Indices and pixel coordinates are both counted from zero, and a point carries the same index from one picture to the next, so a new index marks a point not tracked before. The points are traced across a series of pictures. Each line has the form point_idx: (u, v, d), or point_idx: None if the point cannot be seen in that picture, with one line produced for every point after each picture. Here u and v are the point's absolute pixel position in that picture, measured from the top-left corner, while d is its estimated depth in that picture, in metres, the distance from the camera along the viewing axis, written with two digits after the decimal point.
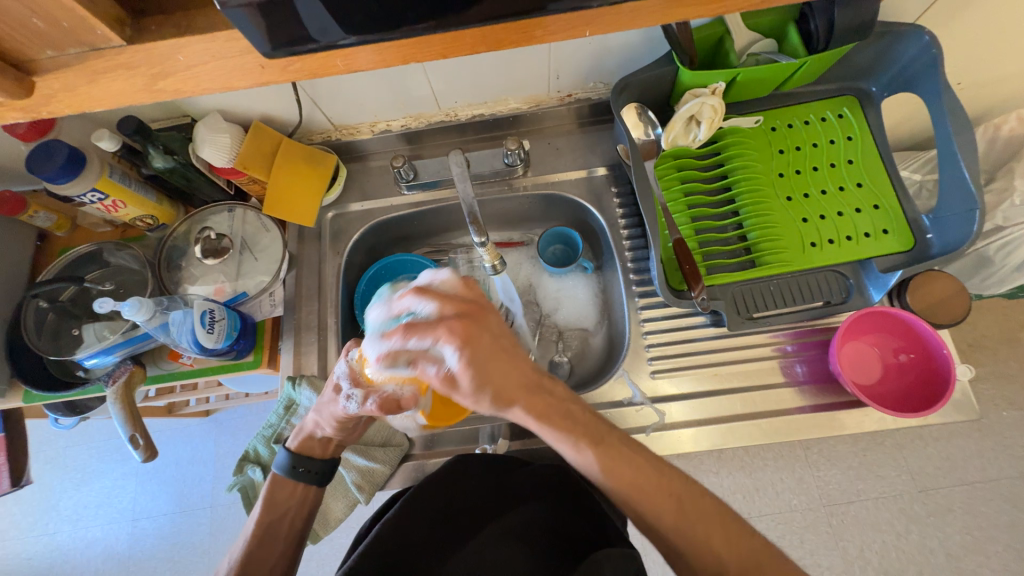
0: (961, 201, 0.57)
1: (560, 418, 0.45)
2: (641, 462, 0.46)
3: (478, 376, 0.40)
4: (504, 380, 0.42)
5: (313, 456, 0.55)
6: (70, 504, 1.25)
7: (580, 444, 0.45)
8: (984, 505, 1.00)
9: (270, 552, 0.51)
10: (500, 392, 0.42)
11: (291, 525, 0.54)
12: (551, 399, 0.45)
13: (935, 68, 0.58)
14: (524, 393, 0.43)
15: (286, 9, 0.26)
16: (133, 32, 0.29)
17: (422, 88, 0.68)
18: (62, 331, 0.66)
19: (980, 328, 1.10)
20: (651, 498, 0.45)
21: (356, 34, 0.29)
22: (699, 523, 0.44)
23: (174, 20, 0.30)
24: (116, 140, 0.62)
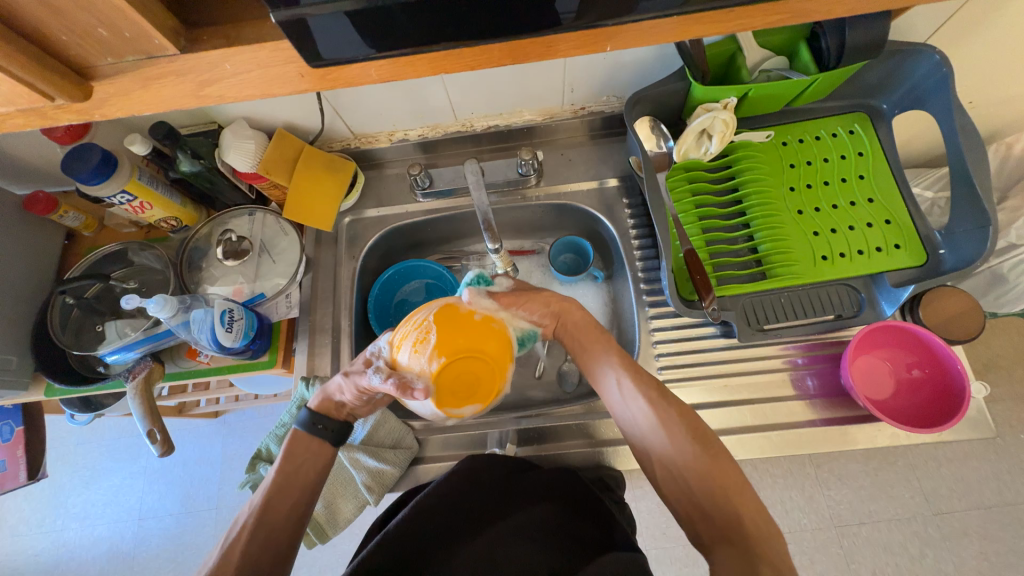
0: (974, 218, 0.58)
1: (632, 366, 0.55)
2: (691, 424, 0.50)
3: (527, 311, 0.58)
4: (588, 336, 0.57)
5: (331, 415, 0.57)
6: (78, 502, 1.27)
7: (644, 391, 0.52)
8: (1000, 529, 0.97)
9: (287, 498, 0.51)
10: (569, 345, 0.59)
11: (308, 473, 0.54)
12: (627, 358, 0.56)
13: (946, 86, 0.58)
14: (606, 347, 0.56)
15: (329, 26, 0.28)
16: (186, 43, 0.31)
17: (440, 99, 0.70)
18: (85, 327, 0.68)
19: (994, 347, 1.08)
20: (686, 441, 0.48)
21: (388, 47, 0.30)
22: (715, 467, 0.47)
23: (223, 31, 0.32)
24: (147, 144, 0.65)
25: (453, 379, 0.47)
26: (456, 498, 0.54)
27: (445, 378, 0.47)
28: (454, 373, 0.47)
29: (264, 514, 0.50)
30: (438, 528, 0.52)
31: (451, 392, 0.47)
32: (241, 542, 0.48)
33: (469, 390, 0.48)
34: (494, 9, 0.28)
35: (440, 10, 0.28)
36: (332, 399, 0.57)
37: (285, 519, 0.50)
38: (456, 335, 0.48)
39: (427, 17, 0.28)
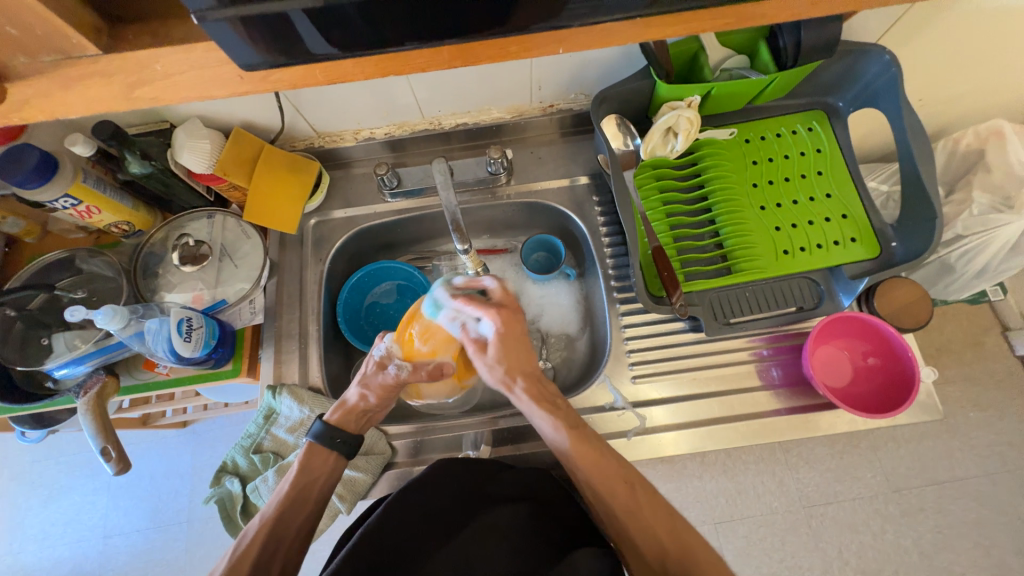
0: (922, 212, 0.60)
1: (549, 401, 0.53)
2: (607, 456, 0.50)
3: (503, 354, 0.53)
4: (518, 360, 0.53)
5: (349, 429, 0.56)
6: (35, 523, 1.20)
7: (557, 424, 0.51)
8: (953, 503, 1.03)
9: (299, 514, 0.51)
10: (509, 368, 0.53)
11: (320, 490, 0.53)
12: (543, 387, 0.53)
13: (896, 85, 0.61)
14: (524, 376, 0.53)
15: (269, 24, 0.26)
16: (110, 40, 0.30)
17: (406, 96, 0.69)
18: (30, 341, 0.64)
19: (946, 332, 1.15)
20: (610, 486, 0.48)
21: (339, 47, 0.29)
22: (649, 515, 0.48)
23: (155, 30, 0.30)
24: (91, 144, 0.61)
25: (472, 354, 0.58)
26: (430, 499, 0.54)
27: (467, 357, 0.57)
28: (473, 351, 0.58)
29: (276, 530, 0.49)
30: (412, 528, 0.51)
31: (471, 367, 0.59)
32: (250, 557, 0.47)
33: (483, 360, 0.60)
34: (447, 10, 0.28)
35: (387, 11, 0.27)
36: (352, 412, 0.57)
37: (293, 535, 0.50)
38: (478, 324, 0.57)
39: (376, 17, 0.27)
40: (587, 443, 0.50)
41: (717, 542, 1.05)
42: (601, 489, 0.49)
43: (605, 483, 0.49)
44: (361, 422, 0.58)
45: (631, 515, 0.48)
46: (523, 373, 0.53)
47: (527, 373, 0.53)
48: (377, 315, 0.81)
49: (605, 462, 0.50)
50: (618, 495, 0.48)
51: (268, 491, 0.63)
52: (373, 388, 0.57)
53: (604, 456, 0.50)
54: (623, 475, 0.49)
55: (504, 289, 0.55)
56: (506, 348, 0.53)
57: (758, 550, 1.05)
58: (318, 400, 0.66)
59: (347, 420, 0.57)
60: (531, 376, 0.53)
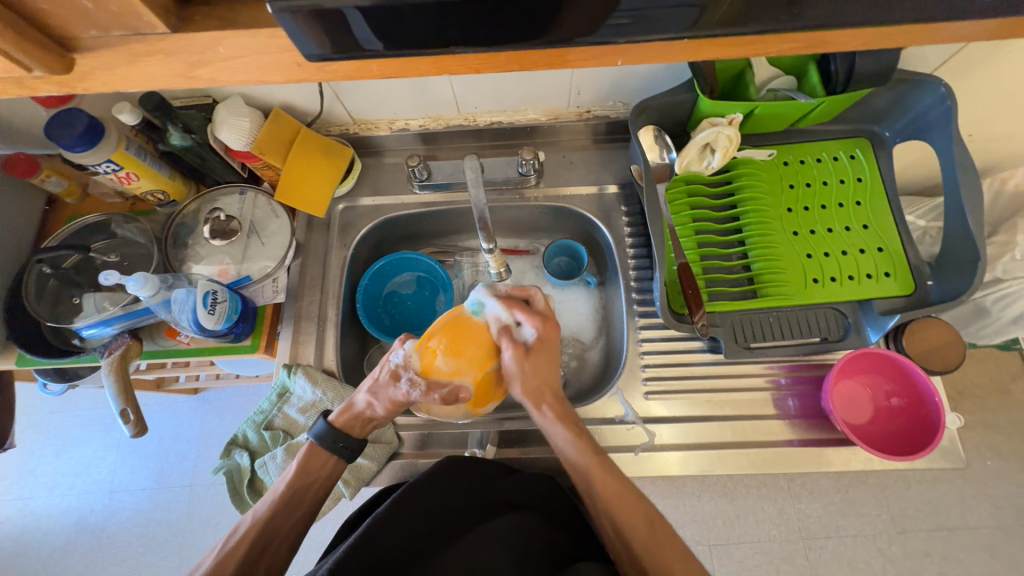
0: (965, 253, 0.58)
1: (571, 422, 0.55)
2: (624, 485, 0.50)
3: (534, 369, 0.55)
4: (543, 380, 0.55)
5: (352, 433, 0.56)
6: (48, 471, 1.25)
7: (583, 444, 0.53)
8: (961, 552, 1.00)
9: (291, 515, 0.52)
10: (534, 389, 0.55)
11: (314, 493, 0.54)
12: (566, 406, 0.56)
13: (949, 120, 0.59)
14: (550, 395, 0.56)
15: (333, 19, 0.27)
16: (179, 21, 0.30)
17: (444, 90, 0.69)
18: (62, 298, 0.66)
19: (971, 376, 1.11)
20: (628, 513, 0.49)
21: (393, 44, 0.29)
22: (667, 550, 0.46)
23: (218, 12, 0.30)
24: (137, 114, 0.62)
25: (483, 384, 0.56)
26: (436, 497, 0.54)
27: (482, 386, 0.56)
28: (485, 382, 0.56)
29: (265, 530, 0.50)
30: (416, 524, 0.51)
31: (482, 396, 0.57)
32: (240, 552, 0.48)
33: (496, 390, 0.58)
34: (504, 14, 0.27)
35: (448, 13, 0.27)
36: (358, 417, 0.57)
37: (283, 535, 0.51)
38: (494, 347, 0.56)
39: (434, 18, 0.27)
40: (604, 465, 0.51)
41: (711, 564, 1.03)
42: (611, 511, 0.49)
43: (624, 512, 0.49)
44: (367, 427, 0.58)
45: (647, 548, 0.47)
46: (545, 396, 0.55)
47: (553, 393, 0.56)
48: (395, 304, 0.82)
49: (621, 488, 0.50)
50: (636, 526, 0.48)
51: (275, 468, 0.64)
52: (381, 398, 0.55)
53: (621, 480, 0.51)
54: (638, 505, 0.49)
55: (536, 314, 0.57)
56: (533, 366, 0.55)
57: None
58: (331, 383, 0.67)
59: (354, 425, 0.57)
60: (555, 400, 0.56)
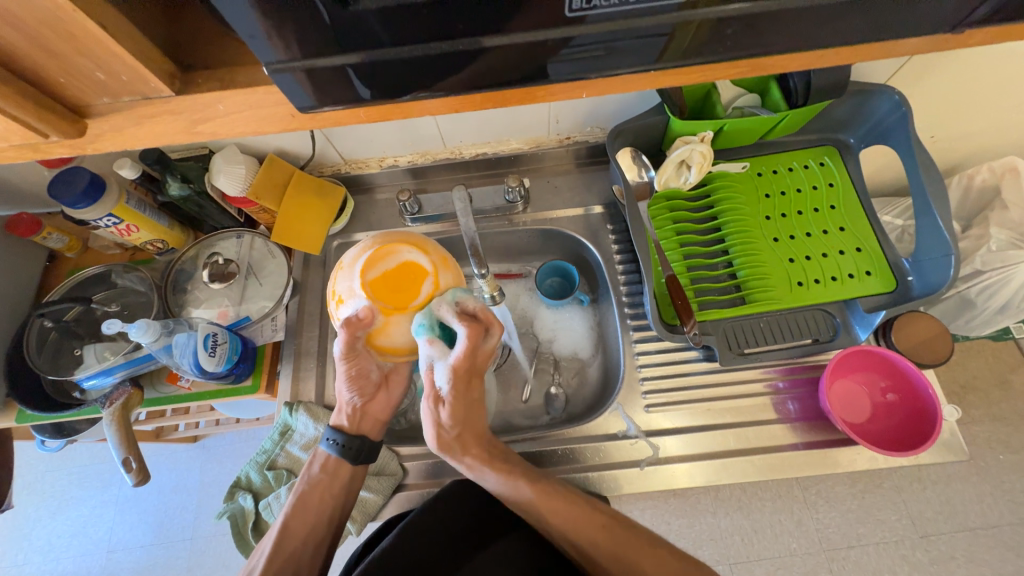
0: (938, 247, 0.61)
1: (498, 466, 0.54)
2: (574, 505, 0.53)
3: (454, 417, 0.52)
4: (470, 425, 0.54)
5: (348, 432, 0.58)
6: (43, 534, 1.21)
7: (517, 483, 0.54)
8: (985, 552, 0.98)
9: (308, 519, 0.56)
10: (459, 434, 0.54)
11: (320, 498, 0.57)
12: (499, 455, 0.55)
13: (906, 124, 0.62)
14: (476, 444, 0.54)
15: (328, 74, 0.29)
16: (182, 83, 0.32)
17: (430, 127, 0.72)
18: (63, 351, 0.67)
19: (970, 369, 1.11)
20: (587, 532, 0.51)
21: (383, 94, 0.32)
22: (637, 554, 0.51)
23: (219, 74, 0.33)
24: (137, 168, 0.65)
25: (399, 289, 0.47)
26: (440, 524, 0.53)
27: (375, 291, 0.46)
28: (385, 279, 0.47)
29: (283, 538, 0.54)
30: (423, 553, 0.51)
31: (403, 294, 0.47)
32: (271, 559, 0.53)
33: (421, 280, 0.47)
34: (480, 62, 0.30)
35: (429, 63, 0.30)
36: (345, 412, 0.58)
37: (302, 543, 0.55)
38: (385, 250, 0.48)
39: (416, 69, 0.30)
40: (547, 494, 0.53)
41: None
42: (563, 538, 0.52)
43: (580, 532, 0.52)
44: (362, 422, 0.59)
45: (612, 558, 0.51)
46: (464, 442, 0.54)
47: (474, 439, 0.54)
48: None
49: (572, 512, 0.52)
50: (598, 539, 0.51)
51: (280, 508, 0.63)
52: (347, 383, 0.54)
53: (568, 505, 0.53)
54: (595, 523, 0.52)
55: (473, 360, 0.49)
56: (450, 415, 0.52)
57: None
58: None
59: (350, 424, 0.58)
60: (478, 449, 0.54)
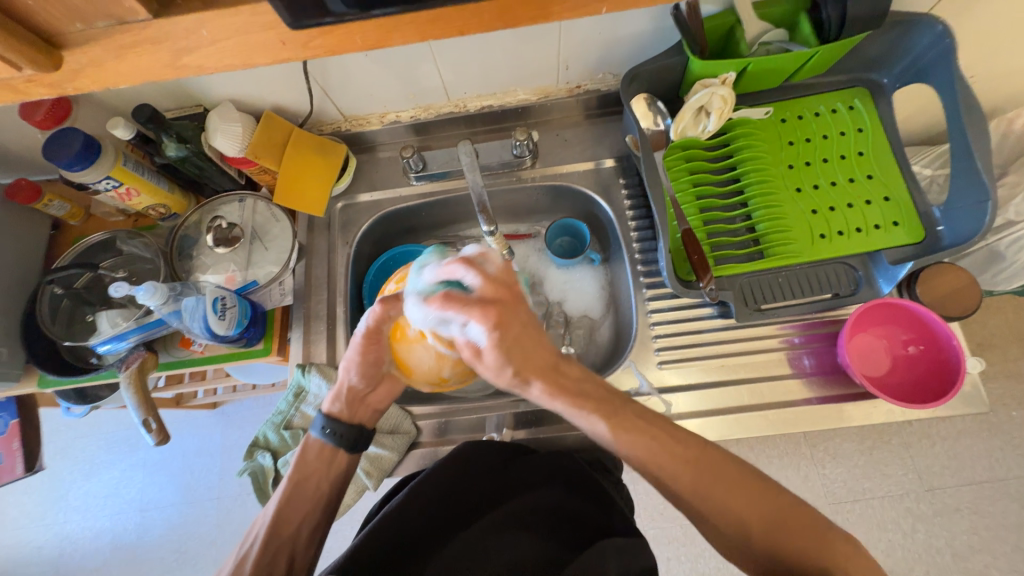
0: (974, 193, 0.57)
1: (572, 394, 0.47)
2: (658, 432, 0.48)
3: (503, 357, 0.42)
4: (529, 360, 0.45)
5: (341, 420, 0.57)
6: (79, 494, 1.27)
7: (591, 414, 0.48)
8: (991, 504, 0.99)
9: (304, 505, 0.55)
10: (519, 371, 0.44)
11: (318, 485, 0.57)
12: (567, 379, 0.47)
13: (948, 57, 0.57)
14: (543, 374, 0.46)
15: None
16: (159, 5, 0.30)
17: (432, 78, 0.68)
18: (76, 318, 0.68)
19: (990, 326, 1.09)
20: (673, 469, 0.47)
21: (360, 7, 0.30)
22: (730, 501, 0.46)
23: None
24: (131, 128, 0.63)
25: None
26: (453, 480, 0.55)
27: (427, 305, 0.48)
28: None
29: (277, 528, 0.53)
30: (433, 512, 0.52)
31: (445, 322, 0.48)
32: (268, 549, 0.52)
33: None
34: None
35: None
36: (344, 400, 0.57)
37: (297, 526, 0.55)
38: None
39: None
40: (623, 415, 0.48)
41: None
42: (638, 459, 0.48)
43: (669, 465, 0.47)
44: (358, 410, 0.58)
45: (703, 498, 0.47)
46: (537, 371, 0.45)
47: (540, 371, 0.46)
48: None
49: (668, 446, 0.48)
50: (682, 476, 0.47)
51: None
52: (355, 367, 0.54)
53: (645, 432, 0.48)
54: (683, 453, 0.48)
55: (492, 284, 0.42)
56: (507, 350, 0.42)
57: None
58: None
59: (353, 411, 0.58)
60: (546, 375, 0.46)
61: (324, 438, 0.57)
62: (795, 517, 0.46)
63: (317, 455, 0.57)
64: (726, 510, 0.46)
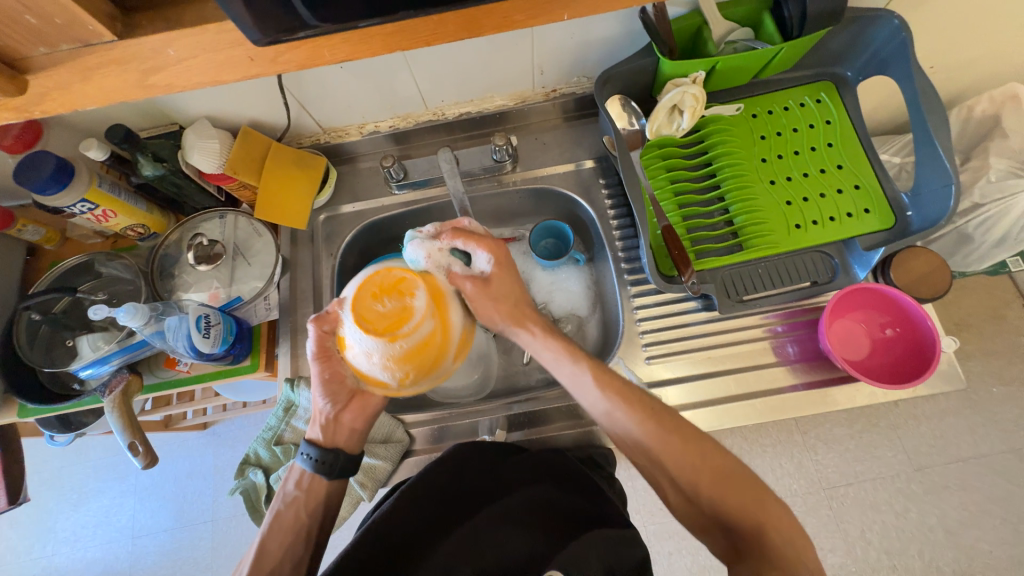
0: (938, 178, 0.59)
1: (563, 340, 0.58)
2: (616, 383, 0.54)
3: (500, 292, 0.58)
4: (517, 305, 0.59)
5: (320, 446, 0.56)
6: (68, 525, 1.24)
7: (577, 362, 0.56)
8: (977, 479, 1.01)
9: (285, 539, 0.54)
10: (512, 309, 0.58)
11: (296, 515, 0.55)
12: (554, 327, 0.60)
13: (906, 49, 0.59)
14: (531, 316, 0.59)
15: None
16: (123, 27, 0.31)
17: (408, 87, 0.69)
18: (56, 343, 0.66)
19: (966, 306, 1.12)
20: (631, 413, 0.52)
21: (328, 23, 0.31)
22: (676, 447, 0.50)
23: (165, 14, 0.32)
24: (104, 149, 0.62)
25: (392, 315, 0.47)
26: (445, 482, 0.55)
27: (372, 316, 0.48)
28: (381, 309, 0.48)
29: (261, 560, 0.52)
30: (426, 513, 0.52)
31: (390, 326, 0.47)
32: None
33: (411, 315, 0.48)
34: None
35: None
36: (323, 424, 0.57)
37: (279, 564, 0.52)
38: (406, 285, 0.49)
39: None
40: (598, 365, 0.56)
41: None
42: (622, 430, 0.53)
43: (625, 414, 0.52)
44: (336, 433, 0.57)
45: (656, 442, 0.51)
46: (521, 319, 0.59)
47: (530, 313, 0.59)
48: None
49: (625, 395, 0.53)
50: (642, 422, 0.52)
51: None
52: (320, 388, 0.56)
53: (609, 377, 0.55)
54: (637, 403, 0.53)
55: (489, 240, 0.58)
56: (502, 289, 0.58)
57: None
58: None
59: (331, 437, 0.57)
60: (539, 320, 0.59)
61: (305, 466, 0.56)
62: (729, 470, 0.49)
63: (303, 487, 0.56)
64: (674, 461, 0.50)
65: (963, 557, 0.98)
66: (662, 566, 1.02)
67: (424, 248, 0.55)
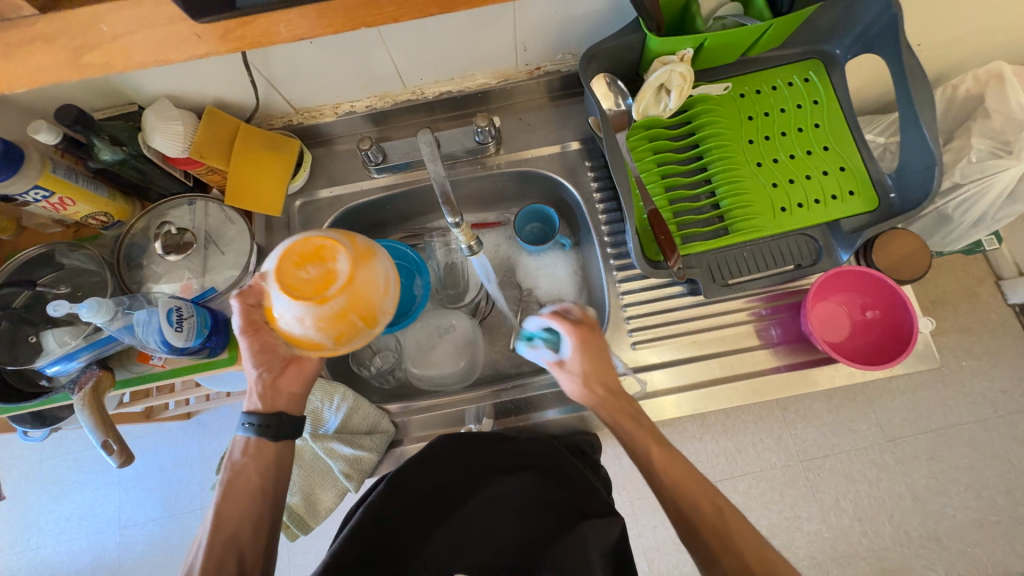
0: (922, 159, 0.59)
1: (625, 414, 0.53)
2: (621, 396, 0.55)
3: (580, 365, 0.54)
4: (608, 377, 0.54)
5: (263, 413, 0.54)
6: (51, 518, 1.22)
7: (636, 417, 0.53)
8: (945, 449, 1.06)
9: (240, 505, 0.51)
10: (602, 380, 0.54)
11: (248, 478, 0.52)
12: (625, 401, 0.54)
13: (896, 26, 0.58)
14: (611, 390, 0.54)
15: None
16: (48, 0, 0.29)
17: (384, 64, 0.65)
18: (17, 340, 0.62)
19: (942, 284, 1.15)
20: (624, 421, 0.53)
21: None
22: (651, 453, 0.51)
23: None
24: (55, 131, 0.57)
25: (316, 280, 0.44)
26: (431, 474, 0.55)
27: (291, 283, 0.43)
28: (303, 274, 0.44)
29: (219, 524, 0.49)
30: (414, 505, 0.52)
31: (313, 290, 0.43)
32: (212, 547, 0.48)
33: (337, 278, 0.44)
34: None
35: None
36: (258, 392, 0.55)
37: (238, 526, 0.50)
38: (329, 248, 0.45)
39: None
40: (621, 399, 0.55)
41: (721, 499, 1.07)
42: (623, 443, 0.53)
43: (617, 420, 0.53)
44: (278, 399, 0.56)
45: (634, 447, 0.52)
46: (609, 391, 0.55)
47: (613, 384, 0.55)
48: None
49: (624, 405, 0.54)
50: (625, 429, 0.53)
51: None
52: (251, 358, 0.54)
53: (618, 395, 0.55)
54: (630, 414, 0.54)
55: (575, 316, 0.56)
56: (592, 358, 0.54)
57: (759, 504, 1.07)
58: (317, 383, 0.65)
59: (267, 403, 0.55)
60: (608, 395, 0.54)
61: (247, 432, 0.54)
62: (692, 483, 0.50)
63: (250, 453, 0.53)
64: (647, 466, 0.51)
65: (929, 522, 1.03)
66: (647, 539, 1.06)
67: (538, 347, 0.57)
